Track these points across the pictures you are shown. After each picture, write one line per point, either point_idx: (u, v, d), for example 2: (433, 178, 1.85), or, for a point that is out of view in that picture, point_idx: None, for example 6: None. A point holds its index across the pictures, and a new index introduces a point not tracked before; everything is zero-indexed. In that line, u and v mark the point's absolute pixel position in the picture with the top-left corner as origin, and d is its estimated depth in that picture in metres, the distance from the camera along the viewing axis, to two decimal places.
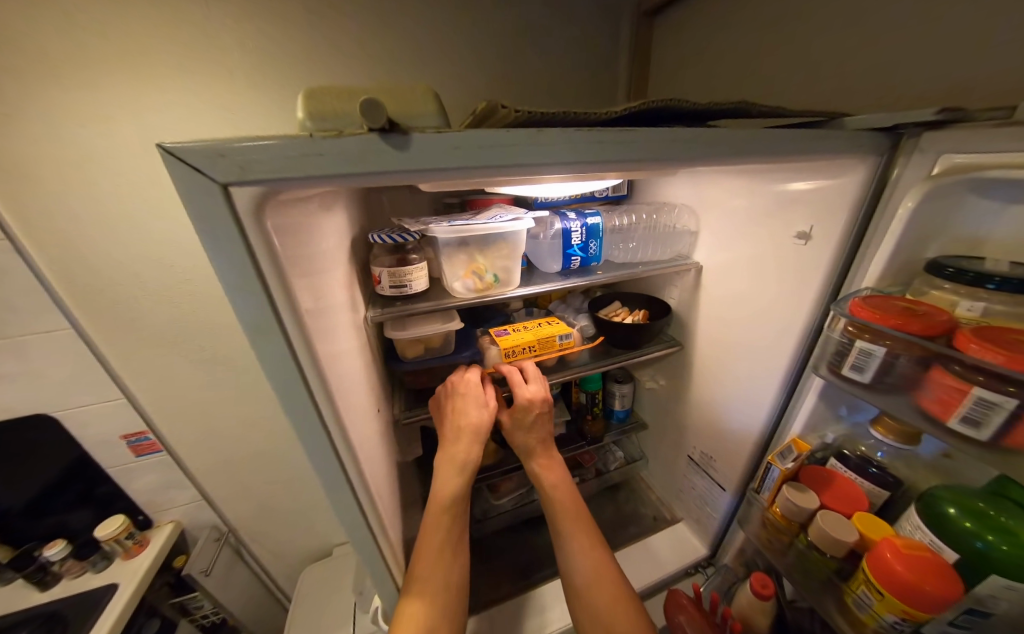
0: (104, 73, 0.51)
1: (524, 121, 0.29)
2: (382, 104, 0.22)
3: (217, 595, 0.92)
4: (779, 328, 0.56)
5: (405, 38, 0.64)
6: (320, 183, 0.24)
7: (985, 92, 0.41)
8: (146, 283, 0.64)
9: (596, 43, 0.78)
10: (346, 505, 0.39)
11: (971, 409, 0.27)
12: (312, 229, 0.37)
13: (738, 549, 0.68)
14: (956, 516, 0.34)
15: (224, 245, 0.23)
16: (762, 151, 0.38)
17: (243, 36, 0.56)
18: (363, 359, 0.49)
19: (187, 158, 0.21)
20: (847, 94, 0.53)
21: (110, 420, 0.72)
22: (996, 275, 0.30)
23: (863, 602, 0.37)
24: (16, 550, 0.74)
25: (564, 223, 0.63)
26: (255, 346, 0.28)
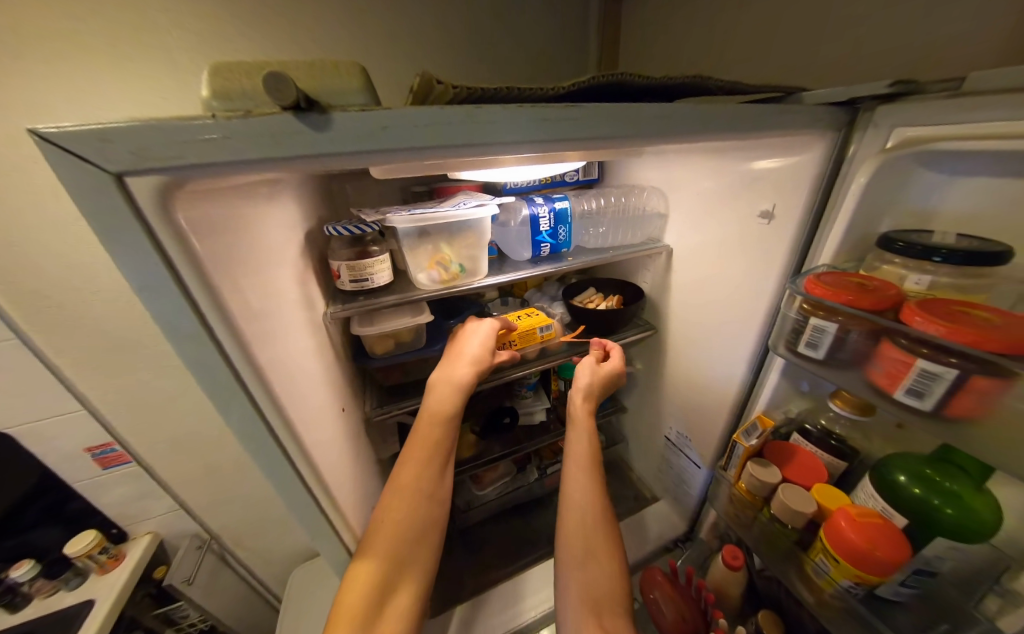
0: (13, 54, 0.45)
1: (463, 99, 0.27)
2: (293, 80, 0.20)
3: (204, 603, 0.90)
4: (745, 308, 0.56)
5: (360, 14, 0.60)
6: (229, 171, 0.22)
7: (934, 65, 0.41)
8: (94, 287, 0.59)
9: (564, 18, 0.75)
10: (306, 507, 0.38)
11: (916, 381, 0.28)
12: (249, 222, 0.34)
13: (711, 523, 0.72)
14: (904, 483, 0.36)
15: (128, 242, 0.21)
16: (725, 126, 0.37)
17: (178, 7, 0.50)
18: (323, 358, 0.47)
19: (66, 145, 0.19)
20: (807, 69, 0.53)
21: (68, 434, 0.67)
22: (943, 248, 0.30)
23: (821, 570, 0.38)
24: None
25: (532, 209, 0.61)
26: (179, 353, 0.26)
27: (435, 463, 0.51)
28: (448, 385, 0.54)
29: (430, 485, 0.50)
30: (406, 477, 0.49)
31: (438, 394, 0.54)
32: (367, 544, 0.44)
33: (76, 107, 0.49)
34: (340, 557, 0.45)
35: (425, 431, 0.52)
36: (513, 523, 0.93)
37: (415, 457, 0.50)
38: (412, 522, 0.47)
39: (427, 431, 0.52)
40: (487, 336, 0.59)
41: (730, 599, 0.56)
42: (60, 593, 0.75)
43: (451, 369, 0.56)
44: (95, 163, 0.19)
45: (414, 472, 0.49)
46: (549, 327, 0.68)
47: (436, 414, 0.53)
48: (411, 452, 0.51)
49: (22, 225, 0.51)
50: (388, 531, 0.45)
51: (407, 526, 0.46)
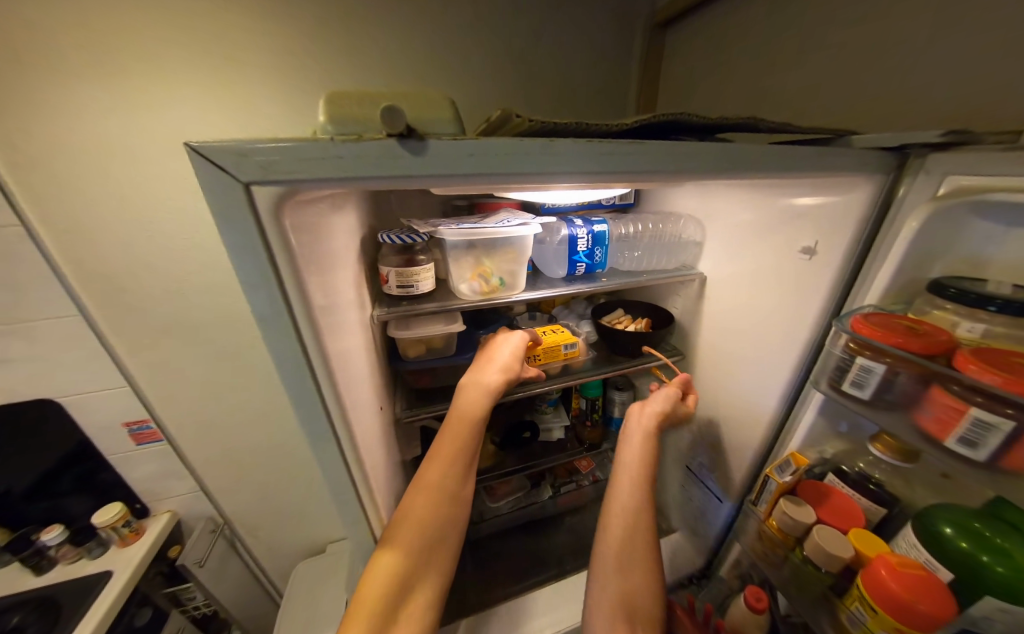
0: (118, 72, 0.52)
1: (536, 131, 0.29)
2: (401, 111, 0.23)
3: (210, 588, 0.92)
4: (781, 341, 0.56)
5: (423, 44, 0.65)
6: (332, 185, 0.25)
7: (991, 117, 0.41)
8: (158, 272, 0.64)
9: (611, 52, 0.79)
10: (345, 496, 0.40)
11: (969, 429, 0.27)
12: (325, 227, 0.37)
13: (733, 561, 0.68)
14: (950, 535, 0.35)
15: (243, 240, 0.25)
16: (772, 166, 0.39)
17: (264, 33, 0.56)
18: (367, 357, 0.50)
19: (212, 157, 0.22)
20: (853, 112, 0.54)
21: (116, 407, 0.72)
22: (999, 298, 0.30)
23: (856, 619, 0.37)
24: (13, 532, 0.74)
25: (571, 230, 0.63)
26: (263, 340, 0.29)
27: (460, 465, 0.52)
28: (478, 389, 0.55)
29: (453, 486, 0.51)
30: (431, 476, 0.50)
31: (467, 396, 0.55)
32: (391, 537, 0.45)
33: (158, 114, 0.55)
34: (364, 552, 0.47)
35: (452, 432, 0.53)
36: (522, 540, 0.91)
37: (440, 457, 0.51)
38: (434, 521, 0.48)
39: (453, 430, 0.53)
40: (519, 346, 0.61)
41: None
42: (81, 561, 0.79)
43: (481, 373, 0.57)
44: (231, 173, 0.23)
45: (439, 472, 0.50)
46: (574, 347, 0.70)
47: (465, 417, 0.54)
48: (438, 451, 0.52)
49: (106, 213, 0.57)
50: (411, 527, 0.46)
51: (429, 524, 0.47)
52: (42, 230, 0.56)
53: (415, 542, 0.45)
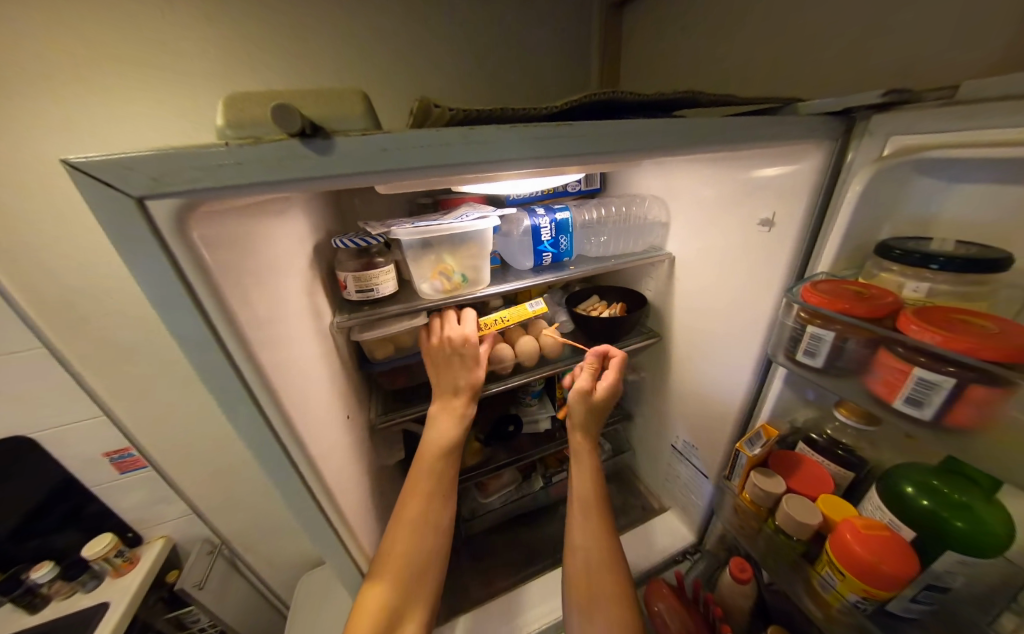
0: (46, 89, 0.49)
1: (459, 120, 0.28)
2: (298, 109, 0.22)
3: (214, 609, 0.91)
4: (748, 315, 0.56)
5: (368, 36, 0.62)
6: (240, 193, 0.24)
7: (934, 73, 0.41)
8: (113, 297, 0.62)
9: (567, 32, 0.77)
10: (311, 512, 0.39)
11: (914, 390, 0.27)
12: (260, 238, 0.36)
13: (719, 535, 0.71)
14: (913, 494, 0.35)
15: (148, 257, 0.23)
16: (720, 138, 0.38)
17: (199, 35, 0.53)
18: (329, 366, 0.48)
19: (96, 174, 0.21)
20: (806, 80, 0.53)
21: (89, 439, 0.70)
22: (939, 256, 0.30)
23: (827, 583, 0.37)
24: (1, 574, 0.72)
25: (534, 219, 0.62)
26: (193, 362, 0.28)
27: (441, 496, 0.52)
28: (450, 415, 0.56)
29: (435, 518, 0.51)
30: (410, 512, 0.50)
31: (439, 424, 0.56)
32: (374, 578, 0.44)
33: (107, 133, 0.53)
34: (345, 563, 0.46)
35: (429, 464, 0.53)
36: (518, 532, 0.92)
37: (417, 490, 0.51)
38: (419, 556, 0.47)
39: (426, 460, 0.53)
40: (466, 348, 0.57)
41: (738, 614, 0.55)
42: (78, 596, 0.78)
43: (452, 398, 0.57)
44: (120, 189, 0.21)
45: (417, 505, 0.50)
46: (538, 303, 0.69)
47: (441, 445, 0.54)
48: (415, 484, 0.52)
49: (51, 240, 0.55)
50: (395, 564, 0.45)
51: (414, 557, 0.47)
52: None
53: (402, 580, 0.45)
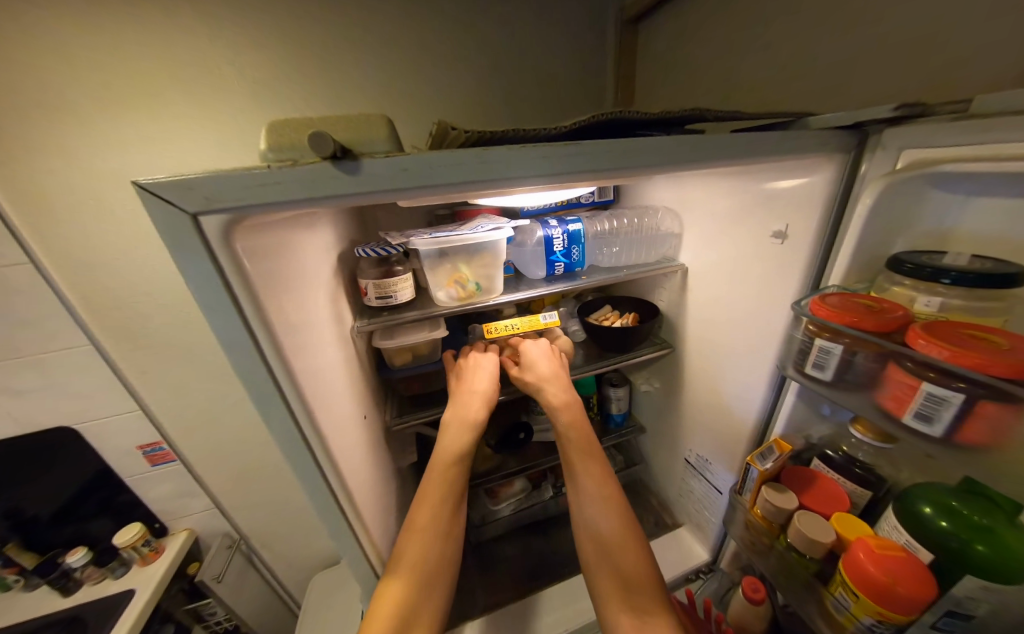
0: (108, 114, 0.55)
1: (475, 141, 0.30)
2: (332, 135, 0.25)
3: (228, 602, 0.94)
4: (762, 328, 0.56)
5: (393, 60, 0.67)
6: (279, 208, 0.27)
7: (951, 86, 0.41)
8: (156, 299, 0.67)
9: (582, 51, 0.79)
10: (327, 506, 0.41)
11: (923, 404, 0.27)
12: (292, 248, 0.39)
13: (733, 554, 0.70)
14: (931, 515, 0.34)
15: (197, 264, 0.26)
16: (728, 152, 0.38)
17: (243, 62, 0.58)
18: (349, 368, 0.51)
19: (160, 192, 0.24)
20: (821, 93, 0.53)
21: (126, 432, 0.75)
22: (952, 270, 0.30)
23: (841, 605, 0.36)
24: (40, 557, 0.78)
25: (546, 230, 0.64)
26: (229, 359, 0.30)
27: (451, 506, 0.52)
28: (461, 425, 0.55)
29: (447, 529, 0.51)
30: (421, 521, 0.50)
31: (451, 434, 0.55)
32: (388, 583, 0.45)
33: (153, 149, 0.59)
34: (358, 559, 0.48)
35: (440, 474, 0.53)
36: (528, 542, 0.91)
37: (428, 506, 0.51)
38: (432, 564, 0.48)
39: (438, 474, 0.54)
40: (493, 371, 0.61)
41: None
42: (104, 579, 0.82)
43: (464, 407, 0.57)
44: (178, 205, 0.24)
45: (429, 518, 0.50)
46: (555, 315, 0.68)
47: (451, 455, 0.54)
48: (426, 494, 0.52)
49: (105, 247, 0.61)
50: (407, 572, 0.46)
51: (425, 565, 0.47)
52: (47, 263, 0.59)
53: (412, 590, 0.45)
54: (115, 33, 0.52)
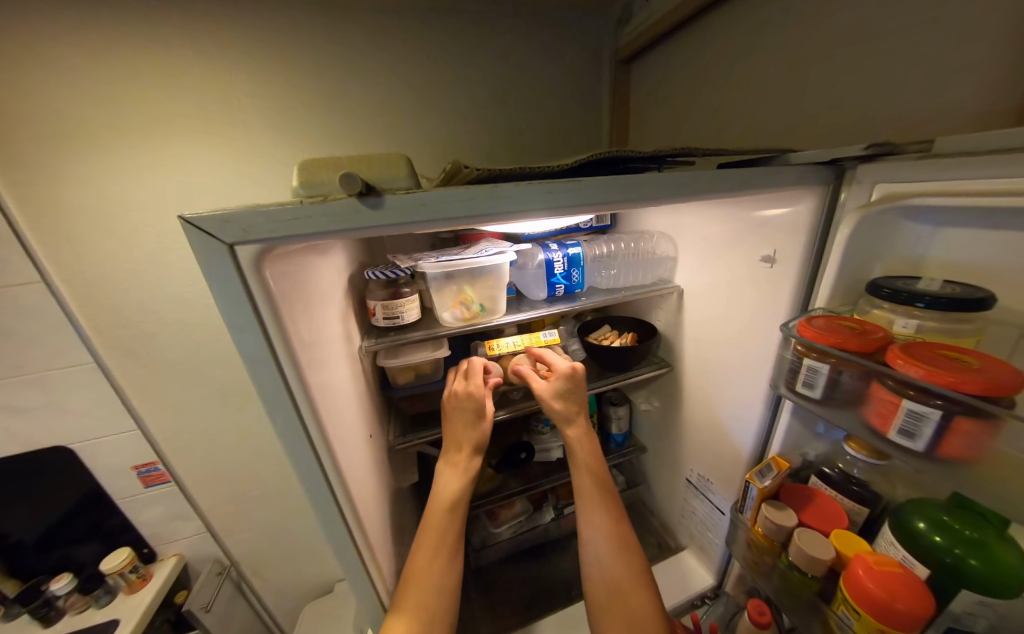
0: (131, 144, 0.59)
1: (485, 177, 0.33)
2: (359, 174, 0.27)
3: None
4: (755, 347, 0.58)
5: (402, 96, 0.72)
6: (307, 239, 0.29)
7: (916, 126, 0.45)
8: (165, 318, 0.69)
9: (578, 89, 0.85)
10: (334, 524, 0.42)
11: (906, 421, 0.29)
12: (309, 272, 0.42)
13: (738, 577, 0.69)
14: (925, 531, 0.35)
15: (230, 289, 0.28)
16: (715, 186, 0.42)
17: (262, 100, 0.63)
18: (356, 386, 0.53)
19: (202, 226, 0.26)
20: (800, 130, 0.58)
21: (123, 451, 0.75)
22: (925, 295, 0.32)
23: (844, 624, 0.36)
24: (25, 583, 0.76)
25: (547, 254, 0.67)
26: (251, 378, 0.32)
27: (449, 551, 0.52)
28: (455, 468, 0.56)
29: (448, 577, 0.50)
30: (421, 564, 0.50)
31: (447, 476, 0.56)
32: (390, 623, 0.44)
33: (165, 173, 0.62)
34: (360, 580, 0.48)
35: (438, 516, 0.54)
36: (528, 567, 0.89)
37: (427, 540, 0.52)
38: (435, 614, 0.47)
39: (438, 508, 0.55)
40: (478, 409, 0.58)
41: None
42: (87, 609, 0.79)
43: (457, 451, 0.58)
44: (217, 237, 0.26)
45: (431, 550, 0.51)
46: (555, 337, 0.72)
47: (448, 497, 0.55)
48: (423, 538, 0.52)
49: (119, 268, 0.63)
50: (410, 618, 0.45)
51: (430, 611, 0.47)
52: (57, 280, 0.61)
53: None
54: (145, 74, 0.57)
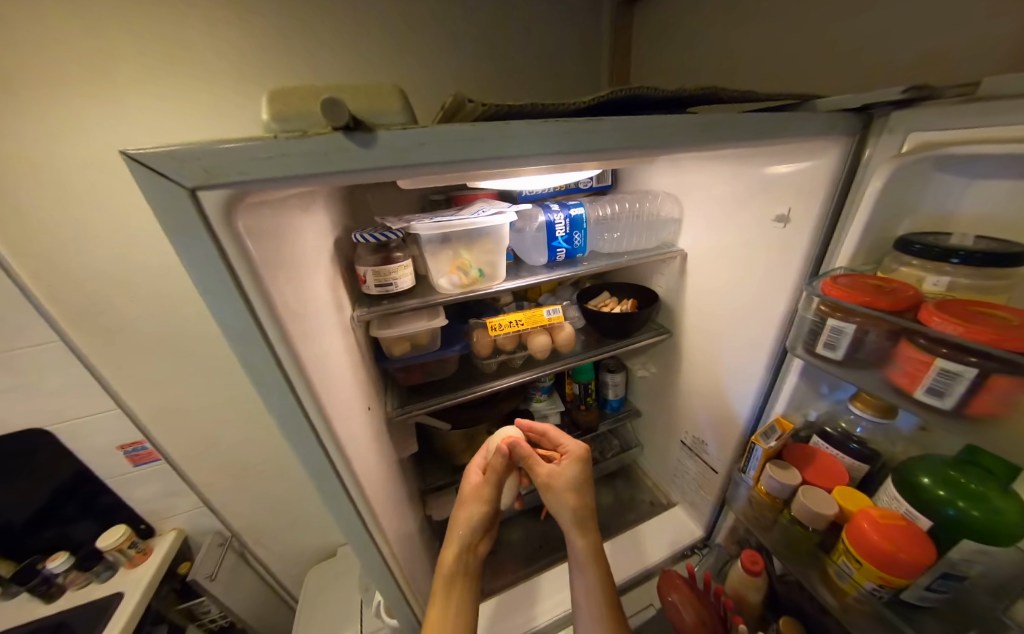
0: (62, 82, 0.49)
1: (492, 115, 0.29)
2: (344, 103, 0.23)
3: (223, 600, 0.91)
4: (762, 311, 0.56)
5: (382, 31, 0.62)
6: (287, 184, 0.25)
7: (953, 69, 0.41)
8: (131, 290, 0.62)
9: (579, 29, 0.77)
10: (338, 499, 0.40)
11: (935, 380, 0.28)
12: (290, 230, 0.37)
13: (729, 528, 0.73)
14: (929, 485, 0.36)
15: (198, 246, 0.24)
16: (741, 133, 0.38)
17: (216, 32, 0.53)
18: (351, 357, 0.49)
19: (153, 164, 0.21)
20: (822, 77, 0.53)
21: (104, 431, 0.71)
22: (960, 250, 0.31)
23: (844, 572, 0.38)
24: (18, 564, 0.74)
25: (548, 215, 0.63)
26: (234, 349, 0.29)
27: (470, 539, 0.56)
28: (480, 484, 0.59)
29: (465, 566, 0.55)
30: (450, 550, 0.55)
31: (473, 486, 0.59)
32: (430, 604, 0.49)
33: (108, 121, 0.52)
34: (368, 550, 0.47)
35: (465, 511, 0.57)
36: (528, 527, 0.92)
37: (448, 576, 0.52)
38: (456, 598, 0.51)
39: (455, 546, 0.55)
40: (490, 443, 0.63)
41: (751, 607, 0.55)
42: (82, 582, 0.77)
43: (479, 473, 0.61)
44: (175, 179, 0.22)
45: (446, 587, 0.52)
46: (557, 311, 0.68)
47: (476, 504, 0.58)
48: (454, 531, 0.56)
49: (69, 234, 0.55)
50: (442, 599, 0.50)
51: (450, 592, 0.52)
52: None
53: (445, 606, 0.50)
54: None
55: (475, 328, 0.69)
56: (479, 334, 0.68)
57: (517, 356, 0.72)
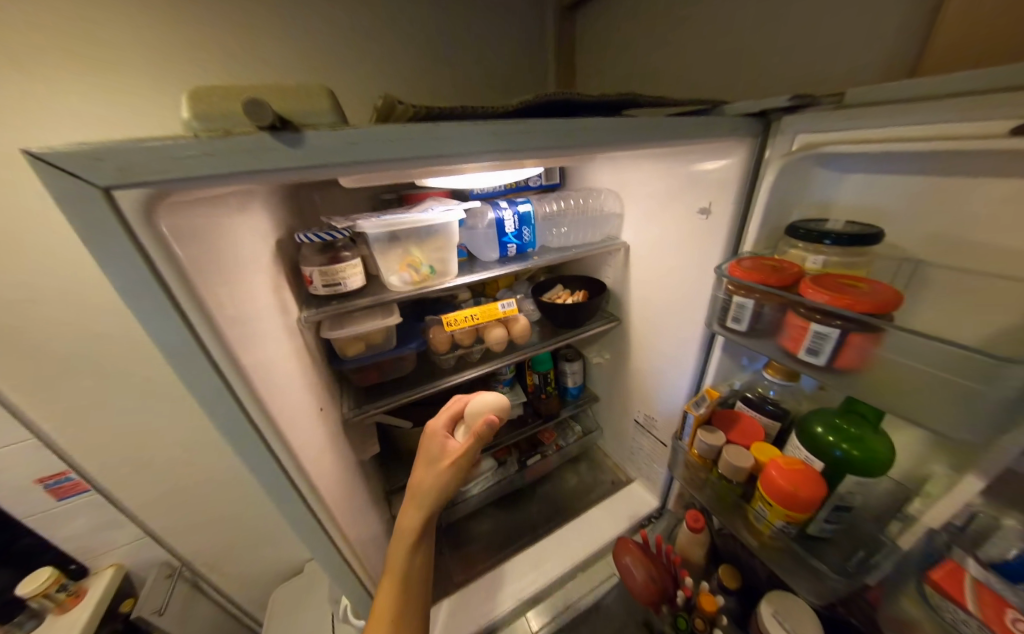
0: None
1: (424, 116, 0.30)
2: (268, 103, 0.23)
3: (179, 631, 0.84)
4: (692, 295, 0.62)
5: (319, 27, 0.61)
6: (214, 183, 0.25)
7: (828, 81, 0.48)
8: (42, 304, 0.56)
9: (520, 33, 0.79)
10: (294, 501, 0.40)
11: (812, 341, 0.34)
12: (224, 231, 0.36)
13: (679, 494, 0.80)
14: (821, 433, 0.42)
15: (117, 248, 0.23)
16: (658, 134, 0.42)
17: (128, 20, 0.49)
18: (300, 360, 0.48)
19: (60, 164, 0.21)
20: (732, 85, 0.60)
21: (14, 466, 0.63)
22: (831, 233, 0.36)
23: (760, 516, 0.44)
24: None
25: (497, 213, 0.65)
26: (165, 355, 0.28)
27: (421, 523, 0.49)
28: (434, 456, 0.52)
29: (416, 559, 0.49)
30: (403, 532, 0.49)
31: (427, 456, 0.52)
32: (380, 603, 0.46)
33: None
34: (330, 553, 0.47)
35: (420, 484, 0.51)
36: (498, 517, 0.94)
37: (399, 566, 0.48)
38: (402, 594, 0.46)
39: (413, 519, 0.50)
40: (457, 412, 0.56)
41: (696, 562, 0.62)
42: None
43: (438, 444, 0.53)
44: (86, 179, 0.21)
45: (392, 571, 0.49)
46: (512, 304, 0.70)
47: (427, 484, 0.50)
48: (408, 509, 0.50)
49: None
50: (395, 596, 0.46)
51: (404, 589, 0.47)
52: None
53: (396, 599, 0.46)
54: None
55: (431, 325, 0.70)
56: (436, 331, 0.69)
57: (476, 350, 0.74)
